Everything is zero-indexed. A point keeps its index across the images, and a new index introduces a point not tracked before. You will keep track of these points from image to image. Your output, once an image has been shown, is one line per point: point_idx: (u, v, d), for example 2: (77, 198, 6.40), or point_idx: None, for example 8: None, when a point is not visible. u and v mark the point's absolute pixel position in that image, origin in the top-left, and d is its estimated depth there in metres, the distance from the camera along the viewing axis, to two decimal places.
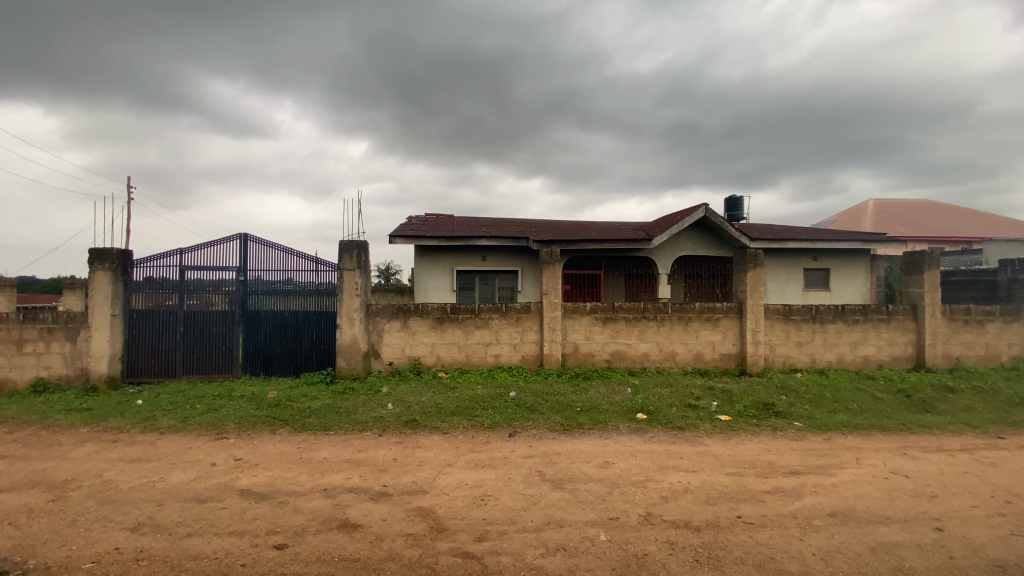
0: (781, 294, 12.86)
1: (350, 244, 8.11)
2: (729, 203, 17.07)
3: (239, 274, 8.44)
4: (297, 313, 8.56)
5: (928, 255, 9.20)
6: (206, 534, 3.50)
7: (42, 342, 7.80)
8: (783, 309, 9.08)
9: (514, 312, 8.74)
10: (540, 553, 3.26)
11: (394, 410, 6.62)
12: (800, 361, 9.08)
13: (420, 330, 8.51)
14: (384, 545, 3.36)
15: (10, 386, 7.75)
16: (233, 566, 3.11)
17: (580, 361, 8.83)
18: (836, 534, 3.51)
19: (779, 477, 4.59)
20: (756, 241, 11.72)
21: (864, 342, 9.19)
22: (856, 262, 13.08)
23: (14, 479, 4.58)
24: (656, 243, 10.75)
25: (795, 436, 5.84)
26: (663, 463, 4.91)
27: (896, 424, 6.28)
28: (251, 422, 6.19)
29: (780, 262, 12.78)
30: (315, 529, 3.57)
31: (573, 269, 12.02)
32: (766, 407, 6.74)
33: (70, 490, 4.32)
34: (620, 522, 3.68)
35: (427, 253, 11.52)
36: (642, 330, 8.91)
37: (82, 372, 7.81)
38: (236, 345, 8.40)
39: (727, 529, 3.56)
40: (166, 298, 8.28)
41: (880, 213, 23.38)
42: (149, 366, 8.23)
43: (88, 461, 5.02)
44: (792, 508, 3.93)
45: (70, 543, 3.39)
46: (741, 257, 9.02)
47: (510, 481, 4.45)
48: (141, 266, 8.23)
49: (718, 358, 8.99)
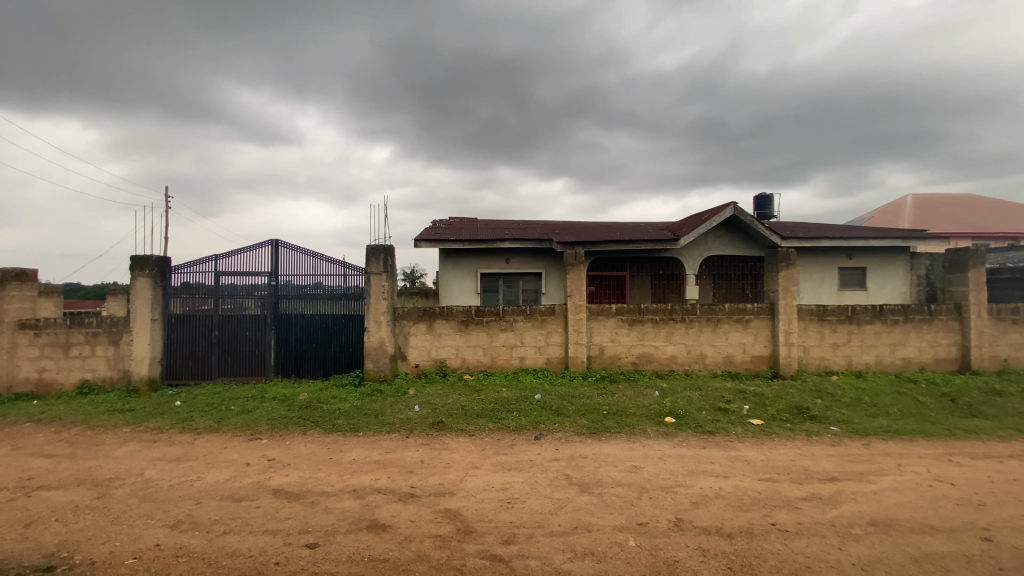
0: (815, 294, 12.49)
1: (377, 248, 8.25)
2: (757, 201, 16.69)
3: (271, 278, 8.64)
4: (326, 316, 8.73)
5: (972, 252, 8.81)
6: (241, 532, 3.60)
7: (87, 346, 8.17)
8: (817, 310, 8.82)
9: (538, 314, 8.71)
10: (568, 557, 3.23)
11: (421, 412, 6.69)
12: (836, 364, 8.79)
13: (445, 332, 8.58)
14: (413, 546, 3.39)
15: (57, 388, 8.14)
16: (268, 563, 3.18)
17: (606, 363, 8.75)
18: (877, 544, 3.38)
19: (815, 483, 4.45)
20: (787, 240, 11.41)
21: (904, 343, 8.84)
22: (894, 261, 12.59)
23: (63, 476, 4.82)
24: (683, 244, 10.55)
25: (831, 441, 5.66)
26: (694, 468, 4.82)
27: (940, 429, 6.01)
28: (283, 423, 6.35)
29: (812, 262, 12.43)
30: (346, 529, 3.62)
31: (599, 270, 11.91)
32: (800, 411, 6.54)
33: (113, 488, 4.50)
34: (650, 527, 3.62)
35: (452, 257, 11.65)
36: (669, 332, 8.77)
37: (125, 374, 8.17)
38: (268, 348, 8.61)
39: (760, 538, 3.45)
40: (202, 303, 8.56)
41: (919, 209, 22.42)
42: (186, 368, 8.50)
43: (131, 460, 5.24)
44: (829, 516, 3.81)
45: (114, 539, 3.53)
46: (772, 257, 8.80)
47: (536, 485, 4.43)
48: (179, 272, 8.52)
49: (749, 361, 8.78)
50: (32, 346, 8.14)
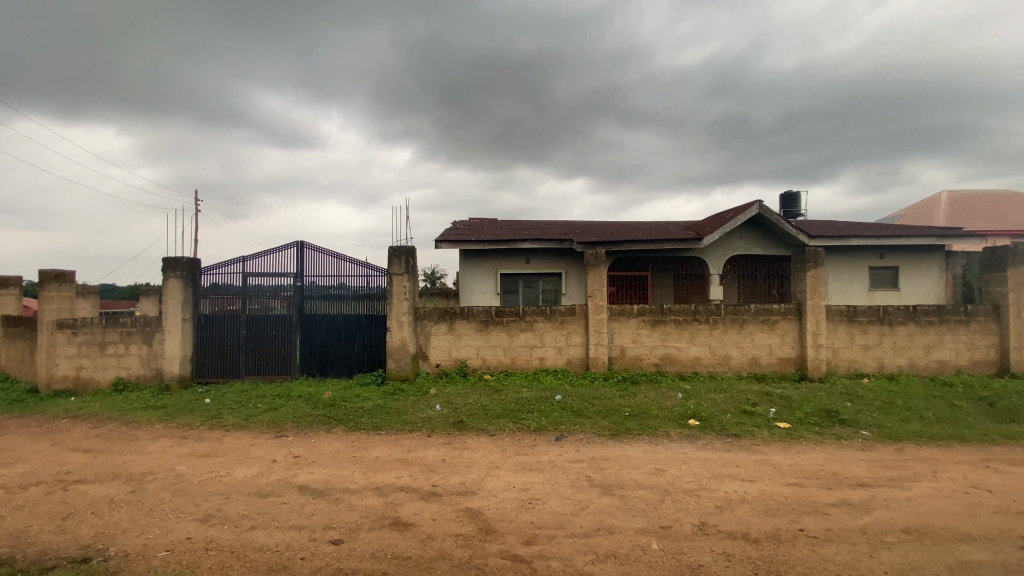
0: (844, 294, 12.16)
1: (399, 250, 8.34)
2: (784, 199, 16.33)
3: (296, 279, 8.80)
4: (350, 316, 8.86)
5: (1012, 250, 8.47)
6: (268, 527, 3.67)
7: (122, 345, 8.45)
8: (847, 311, 8.58)
9: (558, 314, 8.68)
10: (590, 559, 3.21)
11: (442, 411, 6.74)
12: (867, 367, 8.54)
13: (466, 332, 8.62)
14: (435, 544, 3.41)
15: (94, 385, 8.44)
16: (294, 559, 3.24)
17: (628, 365, 8.67)
18: (910, 552, 3.27)
19: (845, 489, 4.33)
20: (815, 239, 11.14)
21: (939, 345, 8.54)
22: (928, 260, 12.18)
23: (99, 471, 4.99)
24: (706, 243, 10.38)
25: (861, 446, 5.51)
26: (718, 471, 4.74)
27: (977, 435, 5.79)
28: (307, 421, 6.46)
29: (841, 261, 12.11)
30: (369, 527, 3.67)
31: (620, 270, 11.81)
32: (829, 414, 6.38)
33: (146, 482, 4.65)
34: (673, 531, 3.58)
35: (472, 257, 11.70)
36: (693, 333, 8.64)
37: (157, 372, 8.43)
38: (293, 347, 8.78)
39: (788, 543, 3.38)
40: (230, 303, 8.77)
41: (955, 206, 21.61)
42: (215, 367, 8.72)
43: (162, 455, 5.40)
44: (860, 522, 3.70)
45: (147, 532, 3.64)
46: (799, 256, 8.60)
47: (558, 486, 4.42)
48: (208, 274, 8.75)
49: (775, 363, 8.60)
50: (69, 345, 8.46)
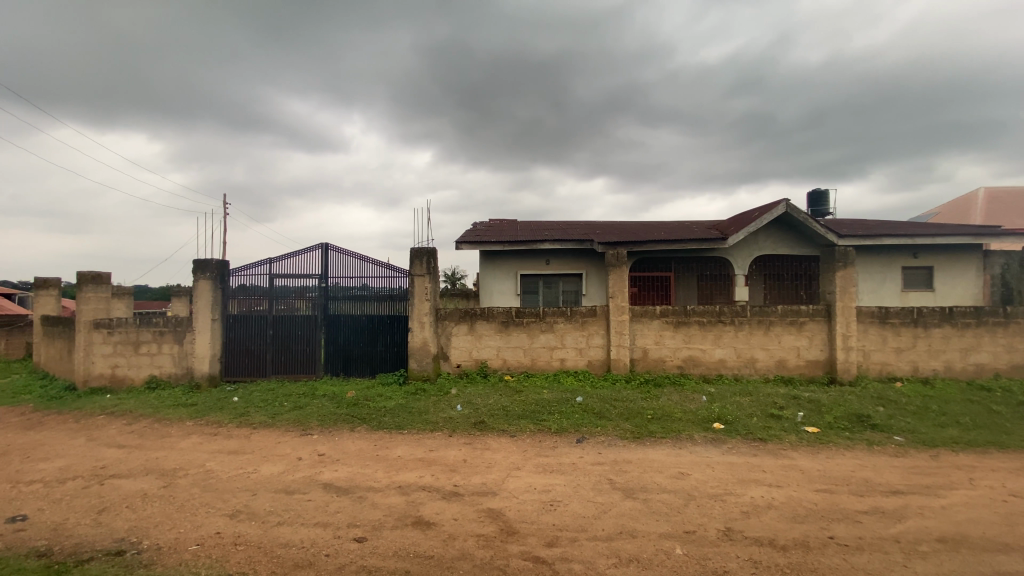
0: (875, 295, 11.81)
1: (421, 251, 8.41)
2: (811, 198, 15.95)
3: (320, 280, 8.95)
4: (373, 317, 8.98)
5: None
6: (294, 524, 3.74)
7: (154, 344, 8.72)
8: (878, 312, 8.32)
9: (579, 315, 8.63)
10: (612, 563, 3.19)
11: (463, 411, 6.77)
12: (900, 370, 8.28)
13: (486, 333, 8.65)
14: (457, 544, 3.43)
15: (128, 382, 8.74)
16: (319, 555, 3.30)
17: (650, 367, 8.58)
18: (947, 562, 3.15)
19: (877, 496, 4.20)
20: (845, 238, 10.85)
21: (977, 348, 8.22)
22: (965, 259, 11.74)
23: (134, 465, 5.16)
24: (731, 243, 10.20)
25: (894, 452, 5.34)
26: (744, 476, 4.65)
27: (1019, 442, 5.55)
28: (332, 420, 6.56)
29: (873, 261, 11.76)
30: (392, 525, 3.71)
31: (642, 271, 11.69)
32: (860, 419, 6.20)
33: (178, 477, 4.79)
34: (697, 536, 3.52)
35: (492, 258, 11.72)
36: (717, 335, 8.50)
37: (187, 370, 8.68)
38: (318, 347, 8.93)
39: (817, 551, 3.29)
40: (258, 304, 8.97)
41: (993, 203, 20.77)
42: (243, 366, 8.93)
43: (193, 452, 5.56)
44: (893, 531, 3.58)
45: (178, 526, 3.75)
46: (828, 256, 8.38)
47: (579, 488, 4.39)
48: (237, 275, 8.97)
49: (803, 366, 8.40)
50: (105, 344, 8.77)
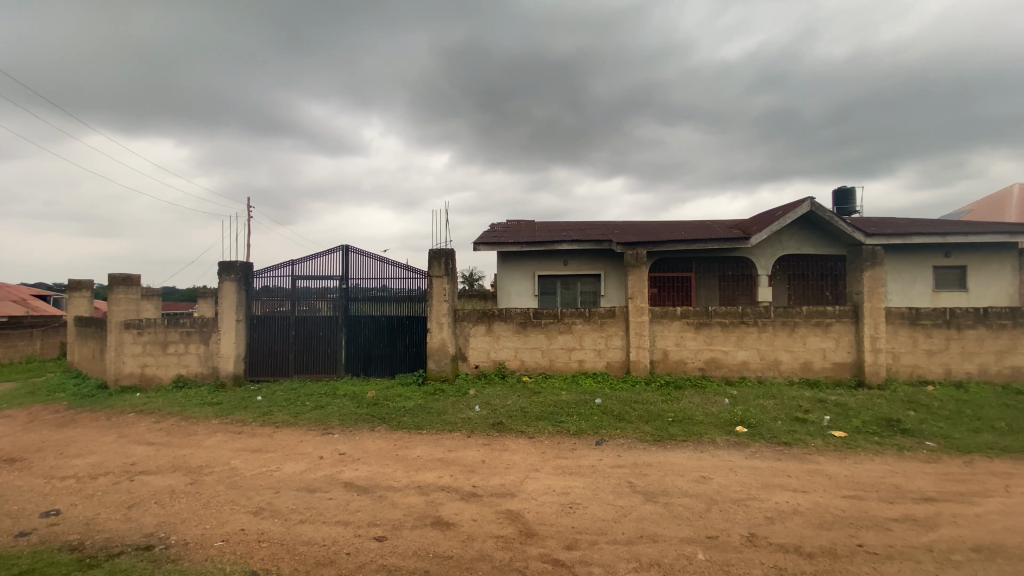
0: (905, 295, 11.47)
1: (439, 253, 8.46)
2: (837, 197, 15.58)
3: (341, 282, 9.06)
4: (392, 318, 9.06)
5: None
6: (315, 522, 3.79)
7: (181, 344, 8.94)
8: (909, 313, 8.07)
9: (598, 316, 8.58)
10: (633, 567, 3.15)
11: (482, 412, 6.78)
12: (932, 373, 8.02)
13: (504, 334, 8.65)
14: (476, 545, 3.43)
15: (157, 381, 8.98)
16: (340, 553, 3.33)
17: (670, 368, 8.48)
18: (982, 572, 3.04)
19: (909, 503, 4.07)
20: (873, 237, 10.56)
21: (1014, 351, 7.92)
22: (1000, 258, 11.33)
23: (162, 462, 5.30)
24: (753, 243, 10.00)
25: (926, 458, 5.17)
26: (768, 481, 4.55)
27: None
28: (352, 419, 6.64)
29: (902, 260, 11.42)
30: (412, 525, 3.73)
31: (661, 271, 11.56)
32: (890, 423, 6.02)
33: (204, 474, 4.90)
34: (720, 541, 3.46)
35: (510, 258, 11.72)
36: (739, 336, 8.35)
37: (213, 370, 8.88)
38: (339, 347, 9.05)
39: (845, 559, 3.20)
40: (280, 305, 9.13)
41: None
42: (266, 366, 9.10)
43: (218, 449, 5.68)
44: (925, 539, 3.47)
45: (204, 522, 3.83)
46: (856, 255, 8.17)
47: (599, 491, 4.36)
48: (260, 277, 9.14)
49: (829, 368, 8.20)
50: (135, 344, 9.02)
